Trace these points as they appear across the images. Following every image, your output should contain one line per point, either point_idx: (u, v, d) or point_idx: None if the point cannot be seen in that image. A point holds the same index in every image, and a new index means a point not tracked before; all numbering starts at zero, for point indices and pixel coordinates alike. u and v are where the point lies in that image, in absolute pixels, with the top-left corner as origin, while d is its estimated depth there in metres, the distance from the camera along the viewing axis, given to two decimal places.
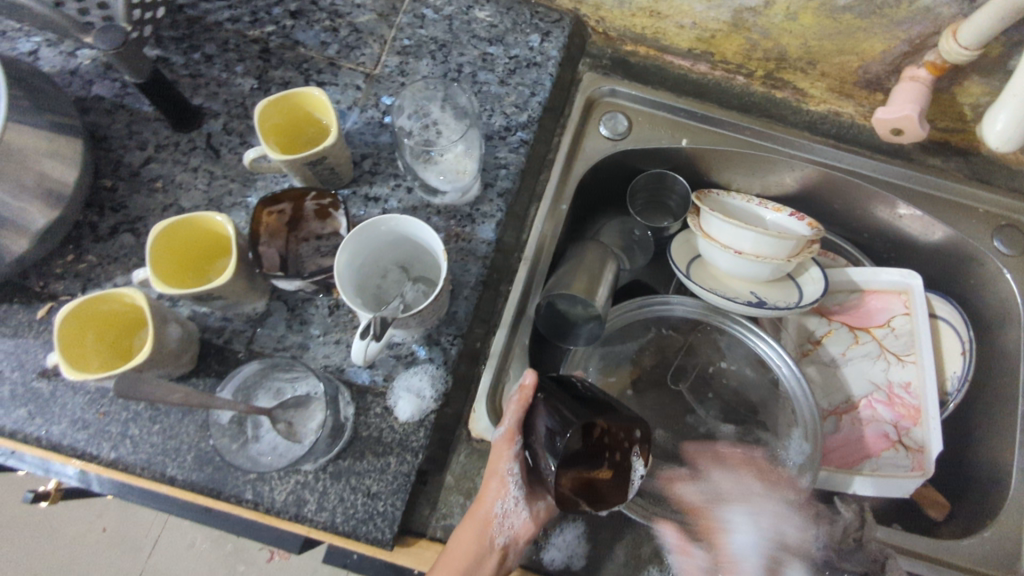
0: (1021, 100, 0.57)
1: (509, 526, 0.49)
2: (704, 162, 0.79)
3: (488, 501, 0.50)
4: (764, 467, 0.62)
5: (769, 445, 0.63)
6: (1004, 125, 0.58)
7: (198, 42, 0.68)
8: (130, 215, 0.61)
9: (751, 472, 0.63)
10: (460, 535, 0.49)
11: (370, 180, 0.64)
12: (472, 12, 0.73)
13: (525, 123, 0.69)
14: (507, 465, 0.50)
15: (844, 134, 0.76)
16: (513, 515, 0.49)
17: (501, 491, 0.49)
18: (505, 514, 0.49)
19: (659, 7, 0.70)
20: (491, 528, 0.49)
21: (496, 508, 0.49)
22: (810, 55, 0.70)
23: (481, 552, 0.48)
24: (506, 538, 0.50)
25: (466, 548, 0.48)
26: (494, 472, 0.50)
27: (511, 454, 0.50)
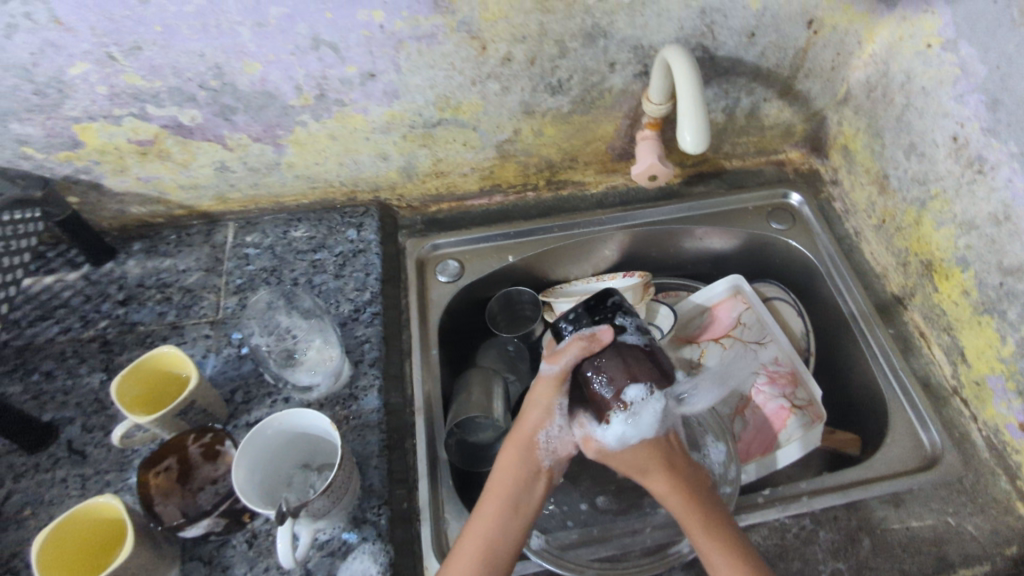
0: (687, 113, 0.65)
1: (552, 448, 0.61)
2: (536, 267, 0.90)
3: (532, 428, 0.61)
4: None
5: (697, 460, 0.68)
6: (690, 135, 0.65)
7: (34, 362, 0.68)
8: (3, 557, 0.56)
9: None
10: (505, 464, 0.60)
11: (247, 408, 0.65)
12: (289, 234, 0.80)
13: (370, 300, 0.74)
14: (552, 400, 0.61)
15: (626, 199, 0.92)
16: (555, 439, 0.61)
17: (546, 417, 0.61)
18: (547, 438, 0.61)
19: (440, 168, 0.83)
20: (538, 451, 0.60)
21: (540, 434, 0.60)
22: (569, 154, 0.86)
23: (529, 470, 0.59)
24: (551, 461, 0.61)
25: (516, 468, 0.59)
26: (537, 404, 0.61)
27: (558, 391, 0.61)
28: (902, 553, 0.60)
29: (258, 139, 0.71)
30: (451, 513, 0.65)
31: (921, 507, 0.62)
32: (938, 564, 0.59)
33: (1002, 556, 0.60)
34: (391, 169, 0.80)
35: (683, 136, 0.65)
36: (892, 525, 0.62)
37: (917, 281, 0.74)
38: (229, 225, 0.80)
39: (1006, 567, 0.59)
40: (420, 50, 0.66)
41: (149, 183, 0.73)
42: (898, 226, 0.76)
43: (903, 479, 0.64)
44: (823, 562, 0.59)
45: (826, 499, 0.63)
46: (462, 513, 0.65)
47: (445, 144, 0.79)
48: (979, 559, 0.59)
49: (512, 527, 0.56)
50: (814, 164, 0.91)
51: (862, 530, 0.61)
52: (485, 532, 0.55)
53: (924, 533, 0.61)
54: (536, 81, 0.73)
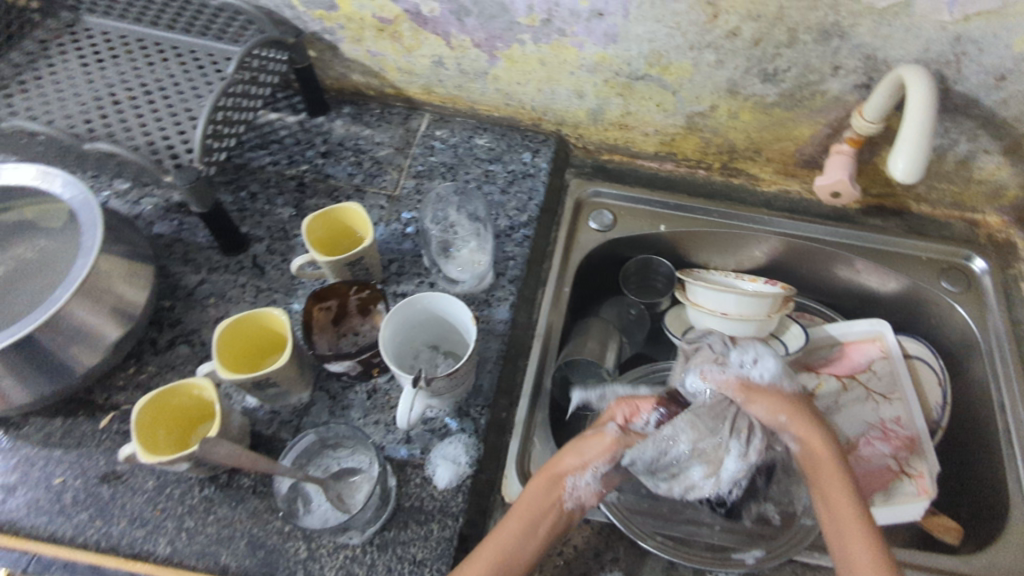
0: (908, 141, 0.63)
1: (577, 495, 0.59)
2: (683, 243, 0.90)
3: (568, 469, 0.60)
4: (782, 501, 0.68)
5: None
6: (901, 162, 0.64)
7: (244, 181, 0.78)
8: (186, 329, 0.68)
9: (772, 508, 0.68)
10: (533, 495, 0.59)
11: (397, 280, 0.72)
12: (474, 140, 0.85)
13: (526, 222, 0.78)
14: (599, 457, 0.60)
15: (796, 207, 0.89)
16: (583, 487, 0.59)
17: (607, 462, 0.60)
18: (575, 487, 0.59)
19: (627, 121, 0.84)
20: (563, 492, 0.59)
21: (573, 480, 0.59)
22: (754, 145, 0.84)
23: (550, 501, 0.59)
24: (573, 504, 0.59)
25: (539, 499, 0.58)
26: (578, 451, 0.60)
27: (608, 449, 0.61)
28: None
29: (477, 45, 0.75)
30: (540, 441, 0.70)
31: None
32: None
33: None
34: (582, 108, 0.83)
35: (896, 163, 0.64)
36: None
37: None
38: (425, 114, 0.86)
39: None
40: (654, 2, 0.67)
41: (375, 58, 0.79)
42: None
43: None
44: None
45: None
46: (549, 445, 0.70)
47: (641, 100, 0.80)
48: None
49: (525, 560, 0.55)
50: (1014, 237, 0.85)
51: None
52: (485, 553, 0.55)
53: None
54: (753, 63, 0.72)
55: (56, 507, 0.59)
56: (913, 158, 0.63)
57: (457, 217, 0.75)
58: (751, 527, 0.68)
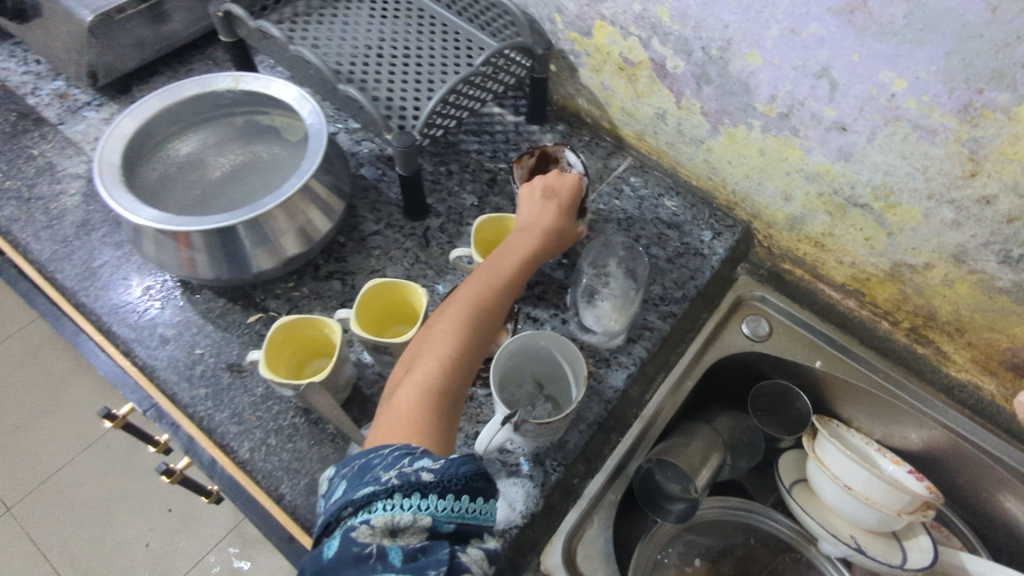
0: None
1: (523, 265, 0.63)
2: (831, 386, 0.83)
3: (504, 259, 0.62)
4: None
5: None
6: None
7: (446, 158, 0.83)
8: (346, 268, 0.73)
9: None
10: (427, 349, 0.53)
11: (535, 302, 0.74)
12: (662, 200, 0.83)
13: (678, 299, 0.75)
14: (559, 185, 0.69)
15: (980, 407, 0.78)
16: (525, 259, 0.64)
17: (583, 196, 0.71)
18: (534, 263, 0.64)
19: (826, 241, 0.77)
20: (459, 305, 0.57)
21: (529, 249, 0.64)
22: (960, 321, 0.73)
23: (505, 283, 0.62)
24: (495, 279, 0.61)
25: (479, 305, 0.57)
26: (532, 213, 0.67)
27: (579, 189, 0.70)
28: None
29: (705, 113, 0.73)
30: (598, 522, 0.68)
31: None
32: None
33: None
34: (784, 211, 0.77)
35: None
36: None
37: None
38: (627, 158, 0.86)
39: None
40: (908, 136, 0.60)
41: (605, 91, 0.81)
42: None
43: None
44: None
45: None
46: (605, 534, 0.67)
47: (851, 227, 0.73)
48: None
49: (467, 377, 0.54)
50: None
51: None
52: (406, 400, 0.50)
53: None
54: (999, 238, 0.62)
55: (187, 372, 0.66)
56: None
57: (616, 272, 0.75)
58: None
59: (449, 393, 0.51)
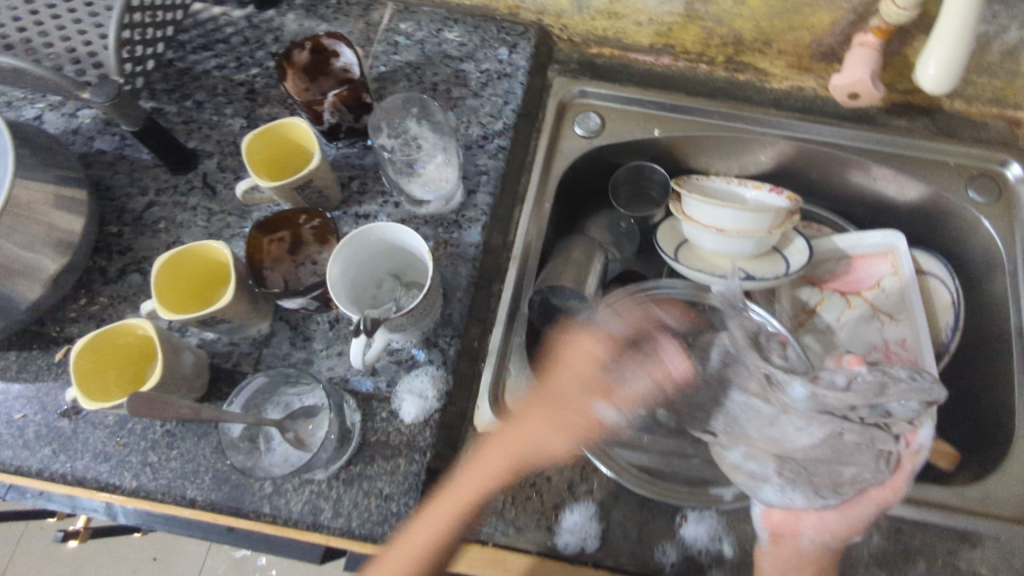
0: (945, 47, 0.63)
1: None
2: (680, 147, 0.82)
3: None
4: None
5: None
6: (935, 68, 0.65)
7: (188, 89, 0.71)
8: (138, 256, 0.64)
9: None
10: (454, 489, 0.57)
11: (359, 200, 0.68)
12: (442, 34, 0.78)
13: (501, 131, 0.73)
14: None
15: (810, 107, 0.79)
16: None
17: None
18: None
19: (615, 9, 0.74)
20: None
21: None
22: (764, 35, 0.74)
23: None
24: None
25: None
26: None
27: None
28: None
29: None
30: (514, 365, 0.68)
31: (994, 555, 0.61)
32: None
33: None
34: None
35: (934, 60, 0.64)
36: (956, 561, 0.60)
37: None
38: (387, 5, 0.79)
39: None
40: None
41: None
42: None
43: (988, 522, 0.62)
44: (863, 564, 0.59)
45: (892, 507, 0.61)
46: (526, 373, 0.68)
47: None
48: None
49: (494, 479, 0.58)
50: None
51: (920, 552, 0.60)
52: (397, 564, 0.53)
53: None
54: None
55: (19, 441, 0.58)
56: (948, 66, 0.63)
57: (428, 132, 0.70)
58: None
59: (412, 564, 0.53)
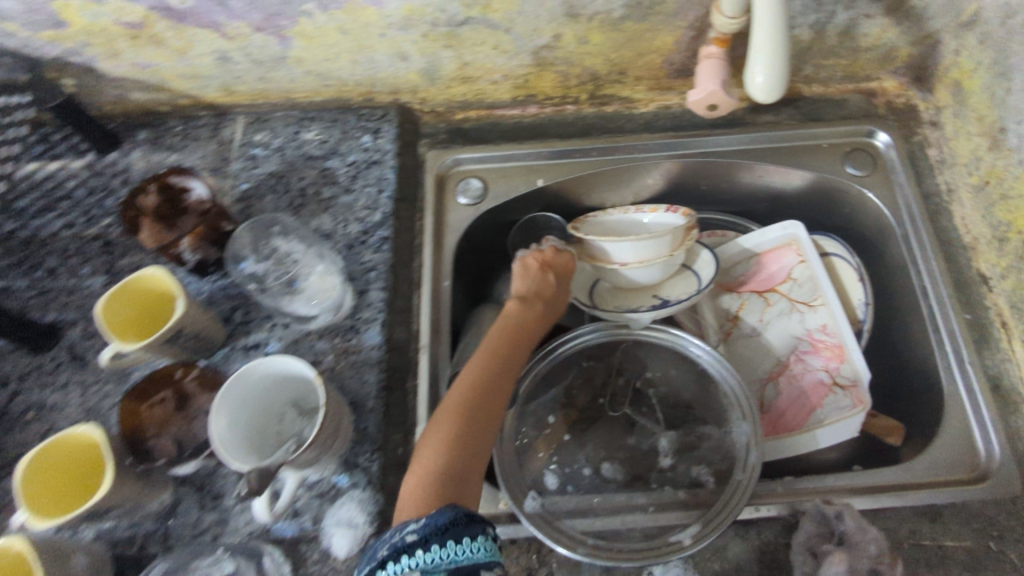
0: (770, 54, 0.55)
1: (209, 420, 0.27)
2: (569, 190, 0.81)
3: None
4: (716, 462, 0.65)
5: (715, 436, 0.67)
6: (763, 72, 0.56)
7: (38, 258, 0.68)
8: (8, 456, 0.58)
9: (704, 470, 0.65)
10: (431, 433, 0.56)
11: (245, 330, 0.66)
12: (301, 135, 0.75)
13: (380, 222, 0.71)
14: None
15: (680, 122, 0.79)
16: None
17: None
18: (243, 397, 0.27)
19: (467, 73, 0.72)
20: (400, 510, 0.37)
21: None
22: (617, 66, 0.73)
23: None
24: None
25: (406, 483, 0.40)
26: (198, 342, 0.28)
27: None
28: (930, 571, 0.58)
29: (259, 29, 0.63)
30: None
31: (960, 525, 0.60)
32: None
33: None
34: (411, 70, 0.71)
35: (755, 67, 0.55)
36: (923, 540, 0.60)
37: (1014, 263, 0.66)
38: (237, 118, 0.76)
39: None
40: None
41: (145, 70, 0.68)
42: (1004, 192, 0.66)
43: (943, 491, 0.62)
44: None
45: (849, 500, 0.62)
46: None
47: (473, 47, 0.68)
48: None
49: (505, 371, 0.62)
50: (913, 98, 0.78)
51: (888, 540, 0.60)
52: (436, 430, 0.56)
53: (957, 554, 0.59)
54: None
55: None
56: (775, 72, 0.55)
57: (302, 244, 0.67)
58: (685, 498, 0.63)
59: (452, 461, 0.54)
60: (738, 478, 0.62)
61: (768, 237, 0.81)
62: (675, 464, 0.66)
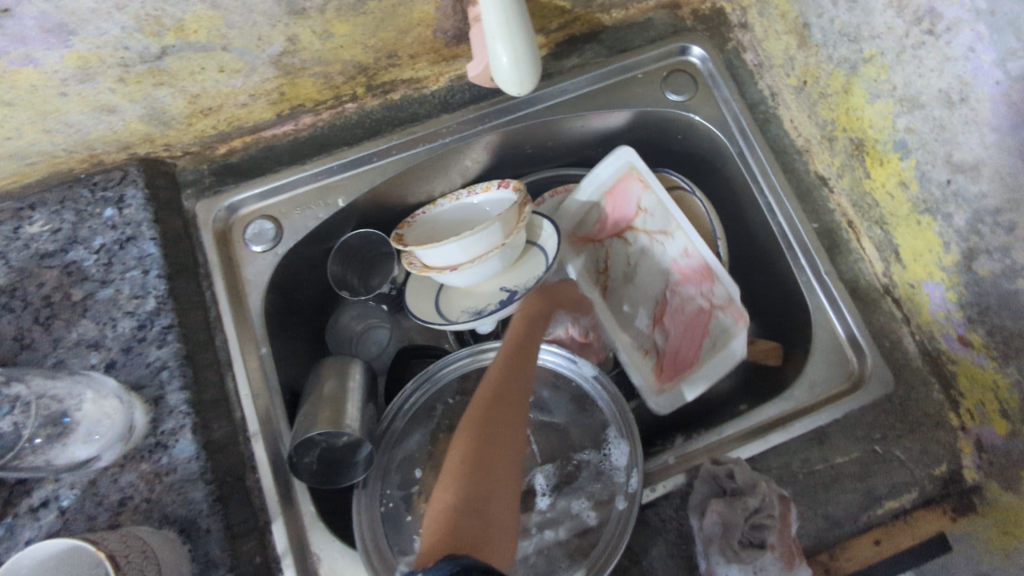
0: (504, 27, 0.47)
1: None
2: (381, 199, 0.71)
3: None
4: (596, 492, 0.59)
5: (594, 462, 0.61)
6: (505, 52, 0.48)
7: None
8: None
9: (586, 504, 0.59)
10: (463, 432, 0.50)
11: (25, 491, 0.51)
12: (23, 231, 0.59)
13: (156, 308, 0.58)
14: None
15: (478, 91, 0.69)
16: None
17: None
18: None
19: (202, 104, 0.58)
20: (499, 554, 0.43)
21: None
22: (383, 50, 0.61)
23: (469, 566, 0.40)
24: None
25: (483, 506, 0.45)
26: None
27: None
28: (825, 498, 0.53)
29: None
30: (321, 543, 0.56)
31: (845, 439, 0.55)
32: (863, 500, 0.53)
33: (930, 478, 0.53)
34: (129, 121, 0.56)
35: (496, 50, 0.48)
36: (815, 466, 0.54)
37: (845, 162, 0.59)
38: None
39: (936, 488, 0.53)
40: None
41: None
42: (822, 91, 0.59)
43: (824, 410, 0.56)
44: None
45: (736, 450, 0.56)
46: (336, 544, 0.56)
47: (193, 76, 0.54)
48: (906, 486, 0.53)
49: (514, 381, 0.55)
50: (717, 1, 0.70)
51: (782, 480, 0.54)
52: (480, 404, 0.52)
53: (848, 469, 0.54)
54: None
55: None
56: (514, 50, 0.47)
57: (56, 369, 0.53)
58: (566, 538, 0.57)
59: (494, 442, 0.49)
60: (618, 506, 0.55)
61: (603, 171, 0.73)
62: (554, 500, 0.60)
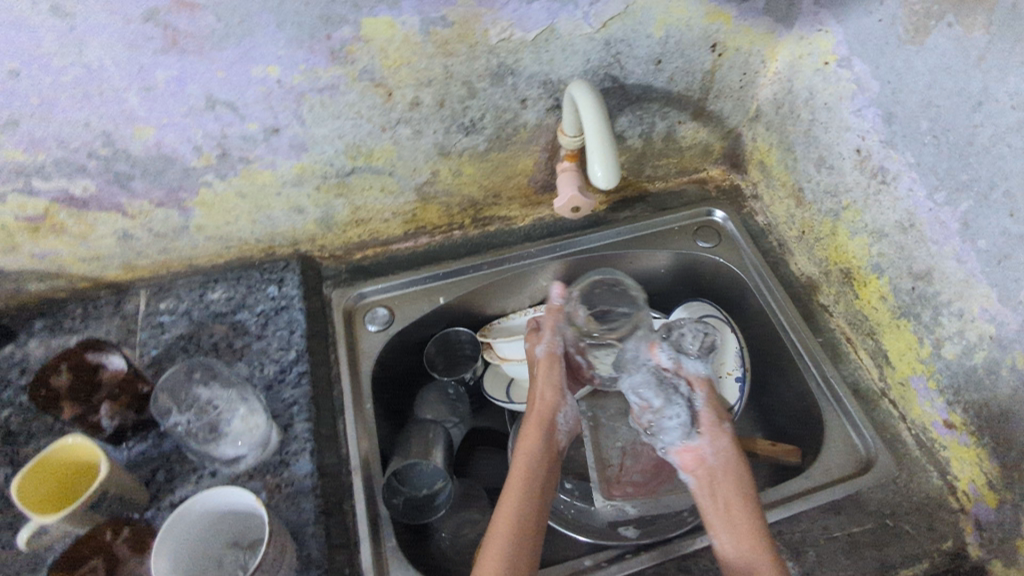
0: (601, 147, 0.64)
1: None
2: (471, 305, 0.89)
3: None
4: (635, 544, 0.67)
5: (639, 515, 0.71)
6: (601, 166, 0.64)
7: None
8: None
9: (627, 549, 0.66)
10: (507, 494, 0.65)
11: (170, 488, 0.65)
12: (206, 297, 0.78)
13: (295, 359, 0.74)
14: None
15: (553, 229, 0.91)
16: None
17: None
18: None
19: (359, 216, 0.80)
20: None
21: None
22: (491, 189, 0.84)
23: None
24: None
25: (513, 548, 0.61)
26: None
27: None
28: (846, 560, 0.61)
29: (160, 204, 0.69)
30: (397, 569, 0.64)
31: (859, 512, 0.65)
32: (879, 566, 0.61)
33: (937, 551, 0.62)
34: (307, 221, 0.78)
35: (594, 166, 0.65)
36: (835, 533, 0.64)
37: (840, 289, 0.77)
38: (140, 292, 0.78)
39: (944, 561, 0.62)
40: (323, 102, 0.64)
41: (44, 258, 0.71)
42: (817, 237, 0.79)
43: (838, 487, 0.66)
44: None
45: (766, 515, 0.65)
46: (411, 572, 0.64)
47: (363, 192, 0.76)
48: (917, 557, 0.61)
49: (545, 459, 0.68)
50: (735, 180, 0.94)
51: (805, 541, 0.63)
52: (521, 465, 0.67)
53: (864, 537, 0.63)
54: (449, 122, 0.71)
55: None
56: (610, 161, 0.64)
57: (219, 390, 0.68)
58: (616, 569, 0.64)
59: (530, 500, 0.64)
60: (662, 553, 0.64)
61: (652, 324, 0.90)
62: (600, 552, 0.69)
